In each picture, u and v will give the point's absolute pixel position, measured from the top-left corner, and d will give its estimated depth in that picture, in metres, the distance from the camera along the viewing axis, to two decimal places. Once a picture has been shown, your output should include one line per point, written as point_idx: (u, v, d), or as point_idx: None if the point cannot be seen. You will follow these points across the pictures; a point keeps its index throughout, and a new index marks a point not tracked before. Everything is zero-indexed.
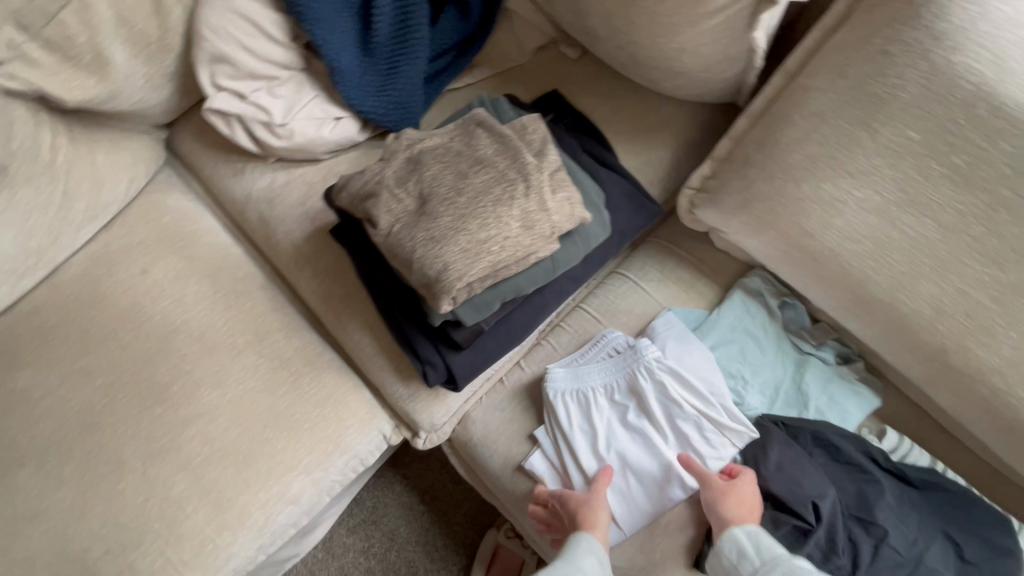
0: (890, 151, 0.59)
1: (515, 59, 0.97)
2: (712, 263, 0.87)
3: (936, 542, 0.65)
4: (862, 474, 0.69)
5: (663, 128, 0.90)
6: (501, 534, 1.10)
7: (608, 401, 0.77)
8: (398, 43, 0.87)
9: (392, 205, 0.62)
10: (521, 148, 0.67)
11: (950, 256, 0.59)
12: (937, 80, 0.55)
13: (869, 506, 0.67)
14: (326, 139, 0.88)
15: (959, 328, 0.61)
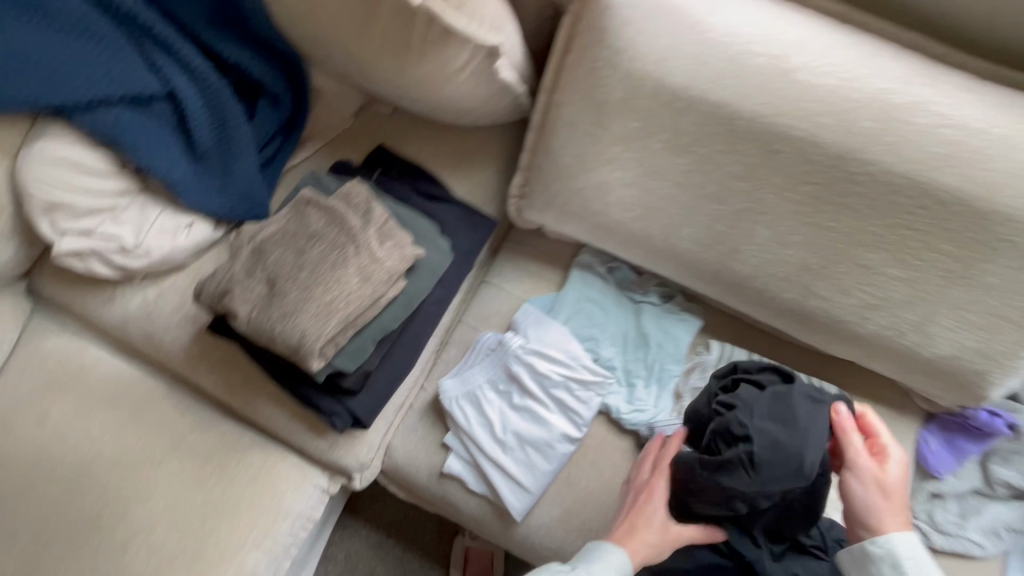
0: (622, 139, 0.76)
1: (338, 126, 1.07)
2: (552, 252, 1.02)
3: None
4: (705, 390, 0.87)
5: (479, 152, 1.04)
6: (466, 537, 1.21)
7: (494, 393, 0.90)
8: (223, 144, 0.96)
9: (246, 295, 0.72)
10: (346, 213, 0.78)
11: (691, 204, 0.77)
12: (631, 81, 0.72)
13: None
14: (183, 246, 0.94)
15: (718, 253, 0.79)
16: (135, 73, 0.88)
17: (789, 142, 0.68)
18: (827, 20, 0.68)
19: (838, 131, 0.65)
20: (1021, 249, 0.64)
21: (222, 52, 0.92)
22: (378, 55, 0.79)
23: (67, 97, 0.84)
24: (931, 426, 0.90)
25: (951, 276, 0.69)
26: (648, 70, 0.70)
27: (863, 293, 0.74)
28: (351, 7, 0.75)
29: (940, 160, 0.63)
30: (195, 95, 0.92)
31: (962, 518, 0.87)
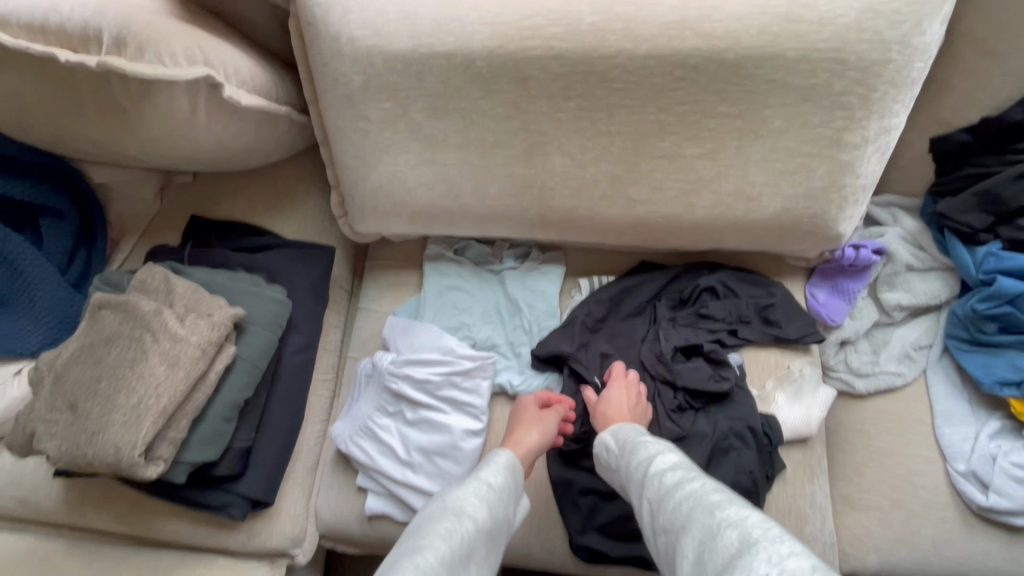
0: (387, 122, 0.72)
1: (143, 213, 1.00)
2: (404, 255, 0.98)
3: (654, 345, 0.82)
4: (607, 327, 0.85)
5: (293, 184, 0.98)
6: None
7: (385, 416, 0.85)
8: (18, 280, 0.88)
9: (53, 429, 0.65)
10: (139, 303, 0.72)
11: (483, 159, 0.73)
12: (363, 62, 0.68)
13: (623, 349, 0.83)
14: (15, 399, 0.87)
15: (534, 197, 0.75)
16: None
17: (533, 64, 0.64)
18: None
19: (569, 39, 0.63)
20: (787, 83, 0.62)
21: None
22: (109, 130, 0.73)
23: None
24: (815, 279, 0.86)
25: (742, 134, 0.66)
26: (370, 45, 0.66)
27: (676, 183, 0.71)
28: (55, 93, 0.69)
29: (674, 27, 0.61)
30: None
31: (877, 353, 0.85)
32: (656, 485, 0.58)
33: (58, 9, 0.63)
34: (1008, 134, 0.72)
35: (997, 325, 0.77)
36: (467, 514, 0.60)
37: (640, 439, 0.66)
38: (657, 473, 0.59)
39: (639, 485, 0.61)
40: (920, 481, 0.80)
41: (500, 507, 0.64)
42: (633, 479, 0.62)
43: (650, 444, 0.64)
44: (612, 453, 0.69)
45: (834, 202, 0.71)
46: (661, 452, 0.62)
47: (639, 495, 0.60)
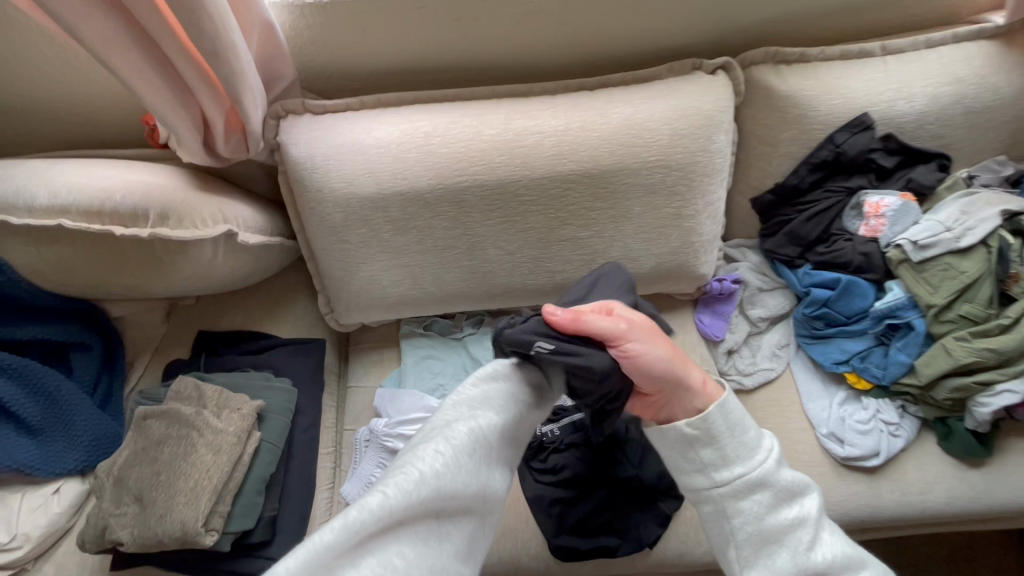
0: (364, 242, 0.97)
1: (154, 335, 1.17)
2: (383, 336, 1.20)
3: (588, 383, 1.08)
4: None
5: (284, 292, 1.19)
6: None
7: (384, 470, 1.04)
8: (54, 408, 1.03)
9: (123, 521, 0.82)
10: (180, 409, 0.90)
11: (438, 258, 0.98)
12: (343, 204, 0.93)
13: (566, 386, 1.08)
14: (59, 512, 1.01)
15: (480, 279, 1.01)
16: None
17: (465, 191, 0.92)
18: (446, 103, 0.94)
19: (488, 172, 0.91)
20: (638, 183, 0.93)
21: (14, 337, 1.01)
22: (144, 277, 0.93)
23: None
24: (700, 308, 1.15)
25: (617, 218, 0.95)
26: (347, 192, 0.92)
27: (580, 256, 0.99)
28: (102, 256, 0.90)
29: (556, 157, 0.90)
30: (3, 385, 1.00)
31: (755, 356, 1.13)
32: (796, 550, 0.63)
33: (111, 198, 0.85)
34: (793, 193, 1.03)
35: (823, 321, 1.05)
36: (512, 420, 0.60)
37: (778, 478, 0.66)
38: (798, 534, 0.64)
39: (761, 534, 0.64)
40: (800, 446, 1.06)
41: (522, 405, 0.61)
42: (751, 527, 0.65)
43: (799, 495, 0.66)
44: (724, 467, 0.66)
45: (691, 253, 1.01)
46: (800, 500, 0.66)
47: (760, 544, 0.64)
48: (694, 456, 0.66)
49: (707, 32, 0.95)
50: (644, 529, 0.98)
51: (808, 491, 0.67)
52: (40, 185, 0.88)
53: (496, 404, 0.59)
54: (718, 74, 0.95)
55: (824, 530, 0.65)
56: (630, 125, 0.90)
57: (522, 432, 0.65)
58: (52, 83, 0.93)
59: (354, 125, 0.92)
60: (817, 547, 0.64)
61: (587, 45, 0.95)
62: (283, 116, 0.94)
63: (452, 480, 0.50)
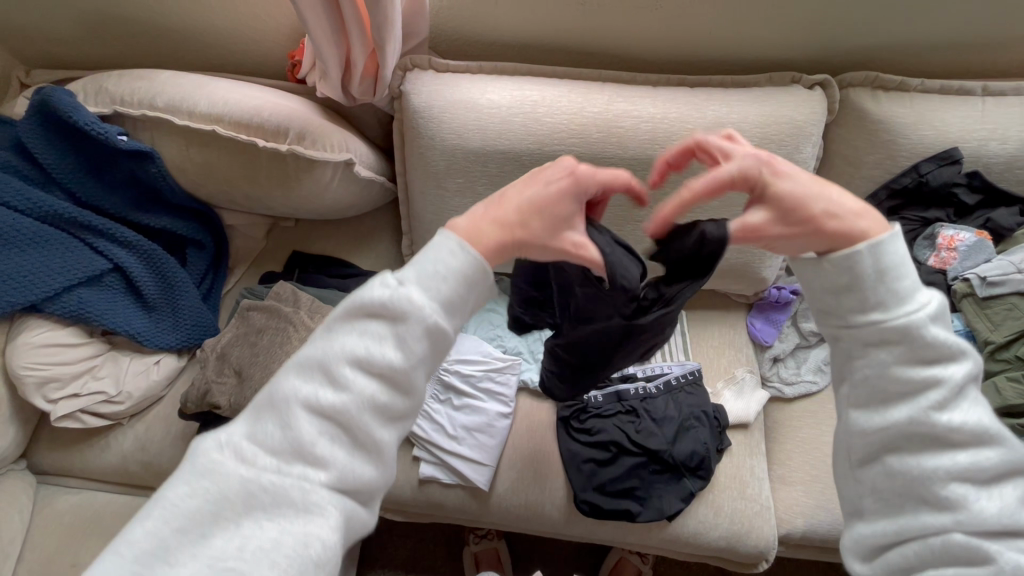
0: (459, 192, 1.06)
1: (255, 247, 1.32)
2: None
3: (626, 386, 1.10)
4: None
5: (371, 230, 1.32)
6: (472, 544, 1.35)
7: (437, 400, 1.14)
8: (168, 289, 1.17)
9: (223, 388, 0.95)
10: (279, 306, 1.03)
11: None
12: (449, 154, 1.03)
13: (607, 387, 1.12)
14: (157, 380, 1.15)
15: None
16: (85, 260, 1.08)
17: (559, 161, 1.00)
18: (555, 79, 1.03)
19: (584, 145, 0.99)
20: None
21: (148, 222, 1.15)
22: (268, 189, 1.07)
23: (35, 294, 1.02)
24: (753, 311, 1.21)
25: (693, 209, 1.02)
26: (455, 143, 1.02)
27: None
28: (240, 164, 1.04)
29: (648, 142, 0.98)
30: (136, 261, 1.14)
31: (797, 367, 1.18)
32: (917, 408, 0.51)
33: (259, 115, 0.99)
34: None
35: None
36: (374, 350, 0.50)
37: (932, 333, 0.50)
38: (930, 393, 0.51)
39: (869, 390, 0.53)
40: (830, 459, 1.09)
41: (465, 284, 0.52)
42: (856, 379, 0.54)
43: (953, 368, 0.51)
44: (860, 313, 0.52)
45: (757, 254, 1.06)
46: (946, 365, 0.51)
47: (876, 393, 0.53)
48: (835, 299, 0.54)
49: (811, 49, 1.01)
50: (666, 500, 1.04)
51: (962, 353, 0.52)
52: (202, 95, 1.02)
53: (362, 341, 0.51)
54: (816, 89, 1.00)
55: (961, 397, 0.51)
56: (723, 123, 0.96)
57: (490, 285, 0.55)
58: (221, 12, 1.07)
59: (471, 86, 1.02)
60: (956, 425, 0.50)
61: (692, 45, 1.02)
62: (410, 69, 1.05)
63: (349, 354, 0.50)
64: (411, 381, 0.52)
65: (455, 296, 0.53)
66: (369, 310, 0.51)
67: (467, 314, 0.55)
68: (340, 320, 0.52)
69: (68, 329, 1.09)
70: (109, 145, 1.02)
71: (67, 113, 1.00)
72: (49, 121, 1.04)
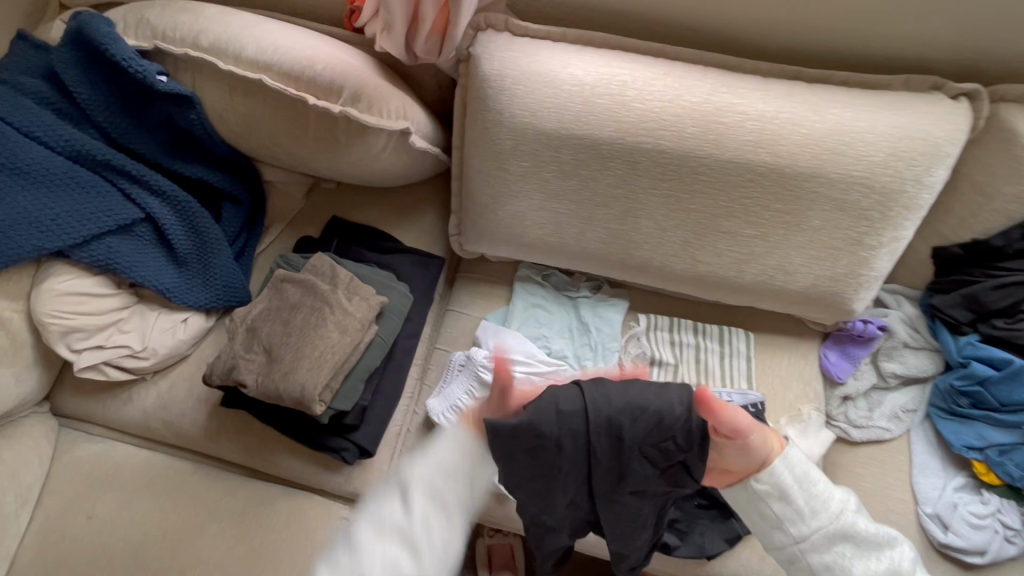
0: (522, 176, 0.95)
1: (293, 207, 1.24)
2: (497, 273, 1.21)
3: None
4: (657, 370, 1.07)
5: (418, 202, 1.22)
6: (488, 537, 1.31)
7: (470, 396, 1.06)
8: (200, 246, 1.10)
9: (250, 366, 0.88)
10: (316, 282, 0.94)
11: (587, 213, 0.96)
12: (516, 132, 0.91)
13: None
14: (183, 340, 1.10)
15: (619, 246, 0.98)
16: (115, 207, 1.01)
17: (643, 155, 0.87)
18: (649, 57, 0.89)
19: (674, 140, 0.85)
20: (828, 196, 0.85)
21: (183, 171, 1.07)
22: (314, 150, 0.97)
23: (62, 240, 0.95)
24: (828, 342, 1.09)
25: (789, 226, 0.88)
26: (525, 122, 0.89)
27: (733, 252, 0.93)
28: (286, 120, 0.94)
29: (751, 144, 0.84)
30: (169, 213, 1.07)
31: (870, 410, 1.06)
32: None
33: (312, 67, 0.88)
34: (990, 254, 0.93)
35: (969, 401, 0.98)
36: (444, 496, 0.61)
37: (861, 527, 0.67)
38: None
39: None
40: (893, 515, 0.99)
41: (472, 459, 0.66)
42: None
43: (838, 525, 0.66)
44: (798, 521, 0.66)
45: (852, 285, 0.93)
46: (888, 552, 0.67)
47: None
48: (755, 512, 0.68)
49: (964, 49, 0.84)
50: (708, 539, 0.96)
51: (894, 537, 0.69)
52: (251, 38, 0.91)
53: (422, 481, 0.61)
54: (961, 101, 0.84)
55: (889, 547, 0.68)
56: (845, 131, 0.81)
57: (490, 467, 0.70)
58: None
59: (552, 56, 0.89)
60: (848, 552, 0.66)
61: (818, 31, 0.86)
62: (483, 29, 0.92)
63: (430, 512, 0.60)
64: (453, 508, 0.62)
65: (466, 449, 0.66)
66: (409, 490, 0.60)
67: (469, 485, 0.65)
68: (409, 465, 0.62)
69: (95, 278, 1.03)
70: (146, 85, 0.93)
71: (104, 45, 0.91)
72: (86, 51, 0.95)
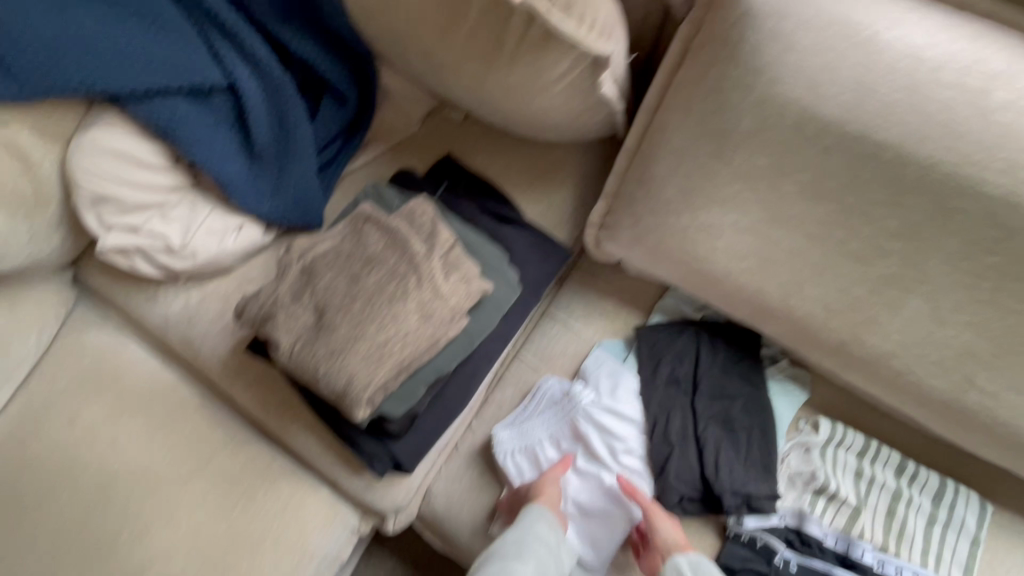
0: (747, 177, 0.62)
1: (404, 129, 0.98)
2: (631, 291, 0.89)
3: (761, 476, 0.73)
4: (827, 509, 0.73)
5: (556, 169, 0.93)
6: None
7: (560, 438, 0.80)
8: (282, 142, 0.87)
9: (291, 322, 0.63)
10: (408, 236, 0.67)
11: (823, 261, 0.62)
12: (767, 110, 0.58)
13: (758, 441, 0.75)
14: (230, 250, 0.87)
15: (849, 323, 0.64)
16: (196, 63, 0.78)
17: (969, 204, 0.53)
18: None
19: None
20: None
21: (288, 44, 0.83)
22: (461, 54, 0.68)
23: (119, 85, 0.74)
24: None
25: None
26: (790, 97, 0.57)
27: None
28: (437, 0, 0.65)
29: None
30: (257, 91, 0.83)
31: None
32: None
33: None
34: None
35: None
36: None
37: None
38: None
39: None
40: None
41: None
42: None
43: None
44: None
45: None
46: None
47: None
48: None
49: None
50: None
51: None
52: None
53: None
54: None
55: None
56: None
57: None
58: None
59: (868, 2, 0.55)
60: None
61: None
62: None
63: None
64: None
65: None
66: None
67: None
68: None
69: (151, 145, 0.81)
70: None
71: None
72: None
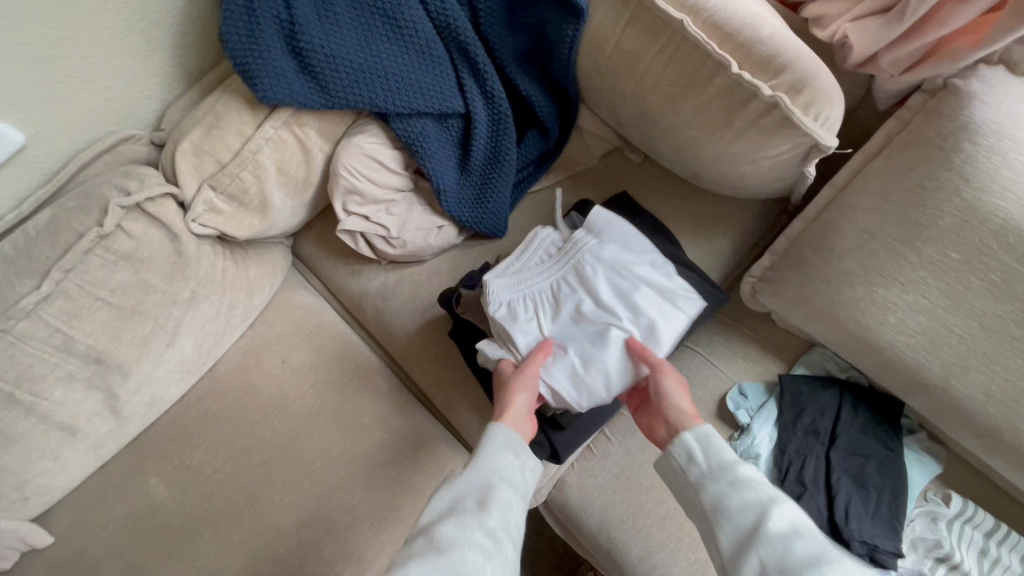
0: (931, 265, 0.71)
1: (586, 162, 1.11)
2: (776, 341, 0.98)
3: (889, 533, 0.79)
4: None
5: (720, 220, 1.03)
6: None
7: (547, 298, 0.85)
8: (491, 163, 1.02)
9: None
10: None
11: (995, 352, 0.69)
12: (970, 213, 0.69)
13: (893, 501, 0.81)
14: (432, 245, 1.04)
15: (1010, 411, 0.70)
16: (447, 94, 0.95)
17: None
18: None
19: None
20: None
21: (517, 82, 0.98)
22: (686, 120, 0.79)
23: (392, 104, 0.91)
24: None
25: None
26: (999, 208, 0.67)
27: None
28: (676, 74, 0.77)
29: None
30: (484, 120, 0.99)
31: None
32: None
33: (756, 30, 0.71)
34: None
35: None
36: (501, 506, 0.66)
37: None
38: None
39: None
40: None
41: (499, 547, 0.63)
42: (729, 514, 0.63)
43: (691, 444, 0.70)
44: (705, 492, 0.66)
45: None
46: None
47: None
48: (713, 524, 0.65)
49: None
50: None
51: None
52: None
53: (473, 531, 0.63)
54: None
55: None
56: None
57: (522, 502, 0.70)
58: None
59: None
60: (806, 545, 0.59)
61: None
62: (982, 71, 0.72)
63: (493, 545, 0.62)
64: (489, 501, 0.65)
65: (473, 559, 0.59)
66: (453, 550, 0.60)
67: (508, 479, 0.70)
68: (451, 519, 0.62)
69: (394, 153, 0.99)
70: None
71: None
72: None
